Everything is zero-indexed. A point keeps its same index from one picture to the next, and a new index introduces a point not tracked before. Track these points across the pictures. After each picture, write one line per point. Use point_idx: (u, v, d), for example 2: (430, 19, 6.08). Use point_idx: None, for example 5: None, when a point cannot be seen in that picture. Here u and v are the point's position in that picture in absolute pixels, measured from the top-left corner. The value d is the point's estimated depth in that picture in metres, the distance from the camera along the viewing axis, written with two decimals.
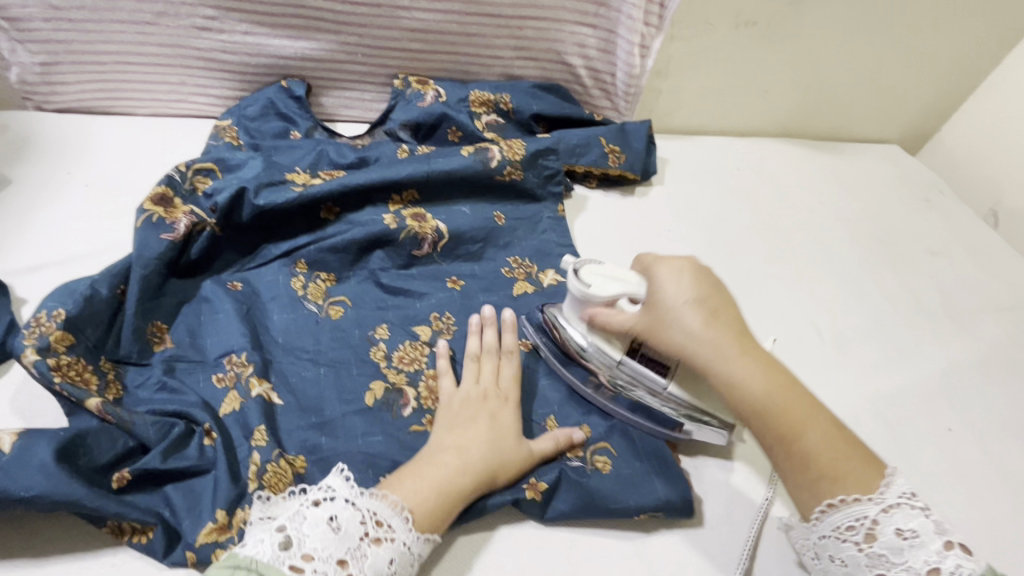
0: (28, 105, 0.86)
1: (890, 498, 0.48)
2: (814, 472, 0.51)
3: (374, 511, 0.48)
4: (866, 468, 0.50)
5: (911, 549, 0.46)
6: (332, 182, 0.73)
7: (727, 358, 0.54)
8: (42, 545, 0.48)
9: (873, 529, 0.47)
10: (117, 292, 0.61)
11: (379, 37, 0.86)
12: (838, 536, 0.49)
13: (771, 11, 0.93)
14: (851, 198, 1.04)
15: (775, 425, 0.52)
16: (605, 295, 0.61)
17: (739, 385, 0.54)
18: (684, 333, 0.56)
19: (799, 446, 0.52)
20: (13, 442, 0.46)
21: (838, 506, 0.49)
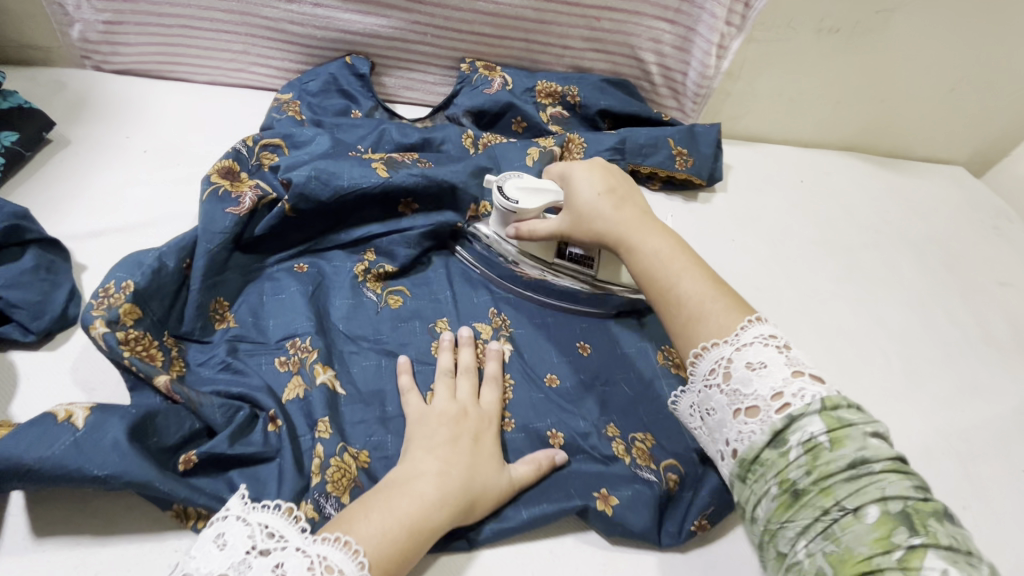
0: (87, 64, 0.84)
1: (745, 334, 0.47)
2: (685, 316, 0.51)
3: (326, 555, 0.40)
4: (730, 308, 0.49)
5: (758, 377, 0.44)
6: (415, 172, 0.69)
7: (629, 230, 0.58)
8: (104, 523, 0.46)
9: (729, 369, 0.46)
10: (182, 266, 0.58)
11: (451, 18, 0.83)
12: (706, 386, 0.47)
13: (857, 18, 0.89)
14: (916, 219, 1.01)
15: (654, 277, 0.54)
16: (532, 205, 0.65)
17: (641, 251, 0.57)
18: (601, 218, 0.60)
19: (674, 293, 0.52)
20: (86, 417, 0.44)
21: (704, 349, 0.48)
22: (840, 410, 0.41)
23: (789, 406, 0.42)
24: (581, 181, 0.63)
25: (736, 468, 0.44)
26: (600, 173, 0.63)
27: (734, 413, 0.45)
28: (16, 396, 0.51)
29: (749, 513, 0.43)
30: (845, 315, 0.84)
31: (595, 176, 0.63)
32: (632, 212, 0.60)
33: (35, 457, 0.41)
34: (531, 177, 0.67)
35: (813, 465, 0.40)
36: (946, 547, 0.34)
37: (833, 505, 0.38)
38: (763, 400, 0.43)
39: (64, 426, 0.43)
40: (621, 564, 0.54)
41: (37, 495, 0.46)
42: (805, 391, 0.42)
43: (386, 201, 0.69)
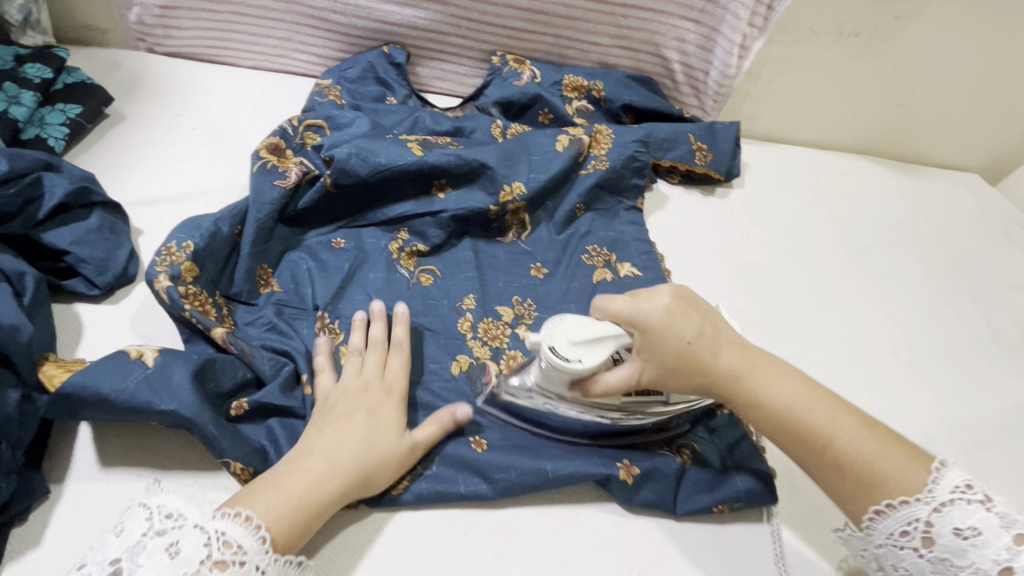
0: (141, 46, 0.89)
1: (940, 497, 0.45)
2: (852, 478, 0.47)
3: (223, 531, 0.41)
4: (910, 459, 0.47)
5: (973, 549, 0.43)
6: (450, 153, 0.73)
7: (746, 373, 0.53)
8: (163, 459, 0.50)
9: (929, 532, 0.44)
10: (234, 232, 0.63)
11: (486, 12, 0.87)
12: (897, 545, 0.46)
13: (876, 23, 0.92)
14: (929, 222, 1.03)
15: (804, 435, 0.50)
16: (594, 360, 0.53)
17: (768, 400, 0.52)
18: (706, 363, 0.53)
19: (832, 451, 0.49)
20: (156, 357, 0.49)
21: (883, 513, 0.46)
22: None
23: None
24: (668, 320, 0.53)
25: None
26: (677, 302, 0.54)
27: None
28: (80, 343, 0.56)
29: None
30: (858, 311, 0.86)
31: (679, 312, 0.54)
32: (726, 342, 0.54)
33: (110, 389, 0.46)
34: (579, 321, 0.54)
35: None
36: None
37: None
38: (989, 573, 0.42)
39: (136, 363, 0.48)
40: (632, 526, 0.57)
41: (103, 431, 0.50)
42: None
43: (421, 184, 0.73)
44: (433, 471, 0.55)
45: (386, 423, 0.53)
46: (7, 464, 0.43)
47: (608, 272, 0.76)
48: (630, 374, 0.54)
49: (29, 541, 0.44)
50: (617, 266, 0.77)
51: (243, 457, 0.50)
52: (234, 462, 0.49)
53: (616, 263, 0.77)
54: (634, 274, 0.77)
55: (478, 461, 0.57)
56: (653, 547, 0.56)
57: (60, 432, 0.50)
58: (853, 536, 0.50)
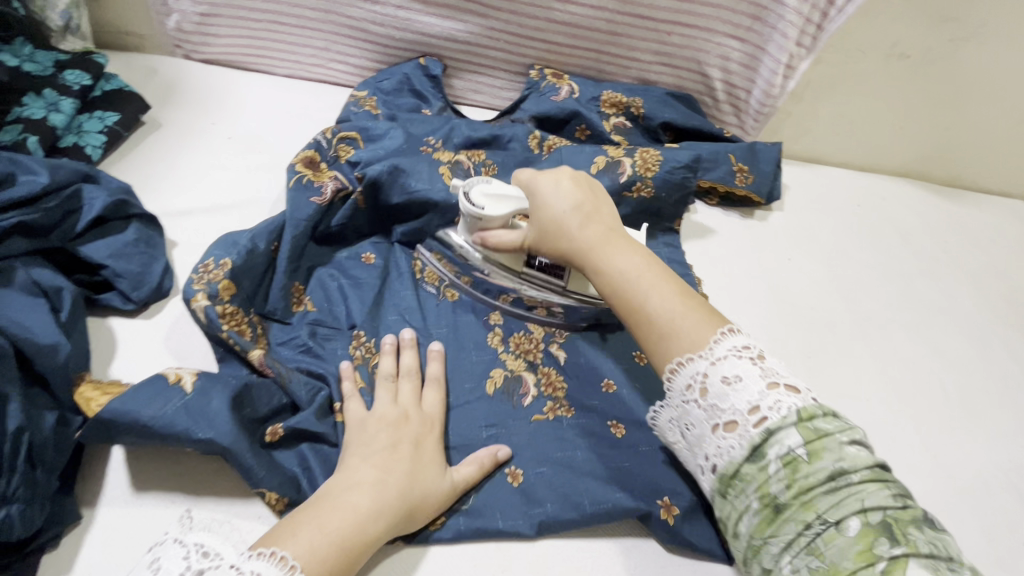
0: (178, 53, 0.89)
1: (719, 350, 0.48)
2: (656, 333, 0.51)
3: (259, 572, 0.40)
4: (708, 325, 0.50)
5: (734, 392, 0.46)
6: (482, 177, 0.72)
7: (598, 248, 0.57)
8: (196, 484, 0.49)
9: (704, 384, 0.47)
10: (271, 248, 0.62)
11: (526, 26, 0.85)
12: (683, 402, 0.49)
13: (929, 44, 0.89)
14: (976, 250, 0.99)
15: (625, 300, 0.54)
16: (496, 213, 0.62)
17: (611, 270, 0.56)
18: (568, 236, 0.58)
19: (643, 311, 0.52)
20: (194, 382, 0.48)
21: (681, 365, 0.49)
22: (817, 422, 0.44)
23: (764, 419, 0.44)
24: (552, 194, 0.60)
25: (718, 484, 0.47)
26: (571, 184, 0.61)
27: (713, 428, 0.47)
28: (116, 358, 0.55)
29: (732, 529, 0.46)
30: (902, 342, 0.83)
31: (567, 186, 0.61)
32: (597, 223, 0.59)
33: (148, 415, 0.45)
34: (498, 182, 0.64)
35: (790, 477, 0.42)
36: (926, 556, 0.38)
37: (816, 520, 0.41)
38: (741, 415, 0.45)
39: (175, 388, 0.47)
40: (676, 569, 0.54)
41: (135, 454, 0.49)
42: (782, 405, 0.44)
43: (456, 210, 0.71)
44: (470, 507, 0.53)
45: (429, 460, 0.52)
46: (41, 487, 0.42)
47: None
48: (522, 238, 0.63)
49: (62, 568, 0.43)
50: None
51: (278, 487, 0.48)
52: (269, 492, 0.47)
53: None
54: None
55: (518, 496, 0.55)
56: None
57: (93, 453, 0.49)
58: (662, 412, 0.52)
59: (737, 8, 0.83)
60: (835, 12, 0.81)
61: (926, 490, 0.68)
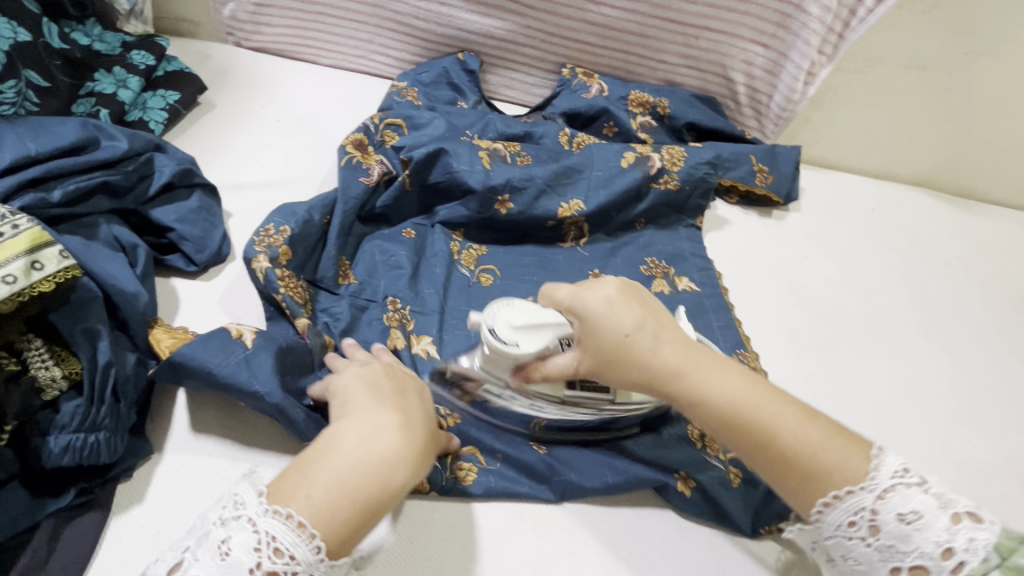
0: (230, 40, 0.94)
1: (882, 480, 0.43)
2: (799, 474, 0.45)
3: (273, 535, 0.39)
4: (846, 444, 0.45)
5: (917, 533, 0.41)
6: (512, 171, 0.76)
7: (687, 370, 0.49)
8: (252, 430, 0.52)
9: (874, 522, 0.42)
10: (324, 221, 0.66)
11: (561, 26, 0.90)
12: (845, 536, 0.44)
13: (946, 57, 0.93)
14: (986, 258, 1.02)
15: (746, 434, 0.47)
16: (533, 346, 0.54)
17: (716, 400, 0.48)
18: (642, 361, 0.50)
19: (777, 445, 0.46)
20: (254, 339, 0.51)
21: (831, 501, 0.44)
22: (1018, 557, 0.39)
23: (959, 561, 0.40)
24: (607, 310, 0.51)
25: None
26: (623, 296, 0.52)
27: (892, 569, 0.42)
28: (179, 311, 0.60)
29: None
30: (913, 341, 0.86)
31: (625, 304, 0.51)
32: (668, 335, 0.51)
33: (214, 364, 0.48)
34: (523, 305, 0.56)
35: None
36: None
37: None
38: (933, 560, 0.40)
39: (237, 343, 0.50)
40: (695, 534, 0.57)
41: (197, 401, 0.53)
42: (971, 540, 0.40)
43: (491, 199, 0.74)
44: (496, 468, 0.57)
45: None
46: (123, 419, 0.46)
47: (665, 284, 0.79)
48: (574, 366, 0.53)
49: (136, 497, 0.47)
50: (675, 279, 0.79)
51: None
52: None
53: (673, 276, 0.80)
54: (691, 288, 0.79)
55: (546, 458, 0.58)
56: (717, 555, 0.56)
57: (162, 398, 0.53)
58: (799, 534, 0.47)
59: (763, 15, 0.87)
60: (856, 21, 0.85)
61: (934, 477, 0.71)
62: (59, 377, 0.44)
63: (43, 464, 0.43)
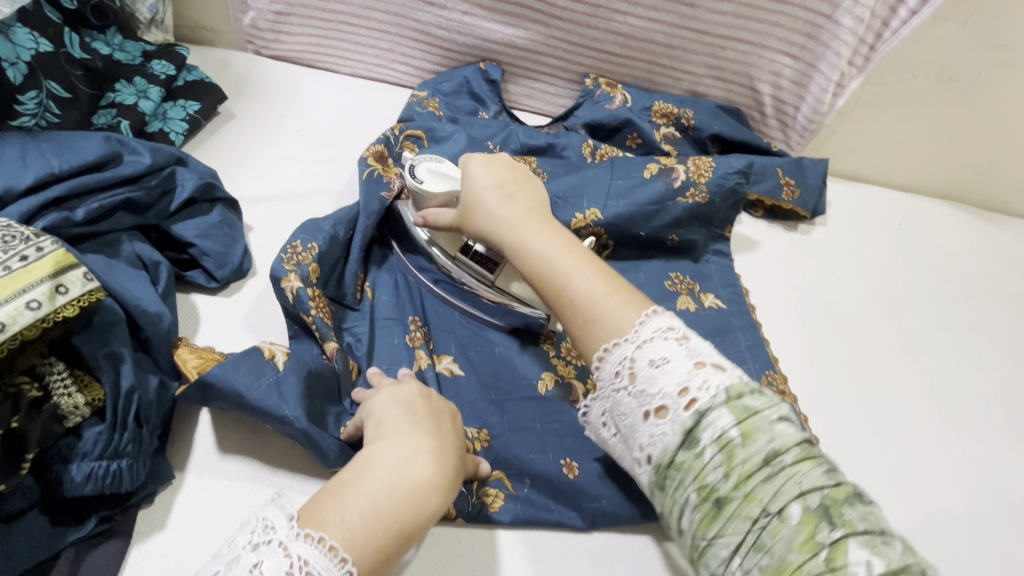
0: (249, 48, 0.93)
1: (642, 330, 0.47)
2: (580, 317, 0.51)
3: (306, 559, 0.38)
4: (625, 303, 0.50)
5: (660, 375, 0.45)
6: None
7: (517, 229, 0.57)
8: (274, 457, 0.51)
9: (632, 369, 0.46)
10: (347, 237, 0.64)
11: (585, 35, 0.88)
12: (612, 388, 0.48)
13: (980, 69, 0.90)
14: (1018, 275, 0.99)
15: (549, 281, 0.53)
16: (435, 188, 0.63)
17: (533, 250, 0.55)
18: (484, 210, 0.59)
19: (567, 294, 0.52)
20: (285, 361, 0.49)
21: (608, 350, 0.48)
22: (746, 401, 0.44)
23: (695, 401, 0.44)
24: (479, 171, 0.61)
25: (653, 474, 0.46)
26: (500, 167, 0.62)
27: (644, 414, 0.46)
28: (200, 329, 0.58)
29: (678, 526, 0.45)
30: (944, 361, 0.84)
31: (496, 170, 0.61)
32: (517, 203, 0.59)
33: (244, 386, 0.47)
34: (447, 164, 0.66)
35: (726, 463, 0.42)
36: (862, 533, 0.38)
37: (760, 513, 0.40)
38: (671, 399, 0.44)
39: (268, 364, 0.49)
40: None
41: (221, 420, 0.51)
42: (708, 383, 0.44)
43: None
44: (525, 495, 0.56)
45: None
46: (145, 445, 0.45)
47: (691, 301, 0.77)
48: (455, 214, 0.62)
49: (156, 525, 0.46)
50: (700, 296, 0.78)
51: None
52: None
53: (699, 292, 0.79)
54: (718, 305, 0.78)
55: (574, 488, 0.56)
56: None
57: (183, 420, 0.51)
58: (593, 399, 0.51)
59: (793, 25, 0.85)
60: (889, 33, 0.83)
61: (968, 506, 0.70)
62: (82, 404, 0.43)
63: (65, 492, 0.42)
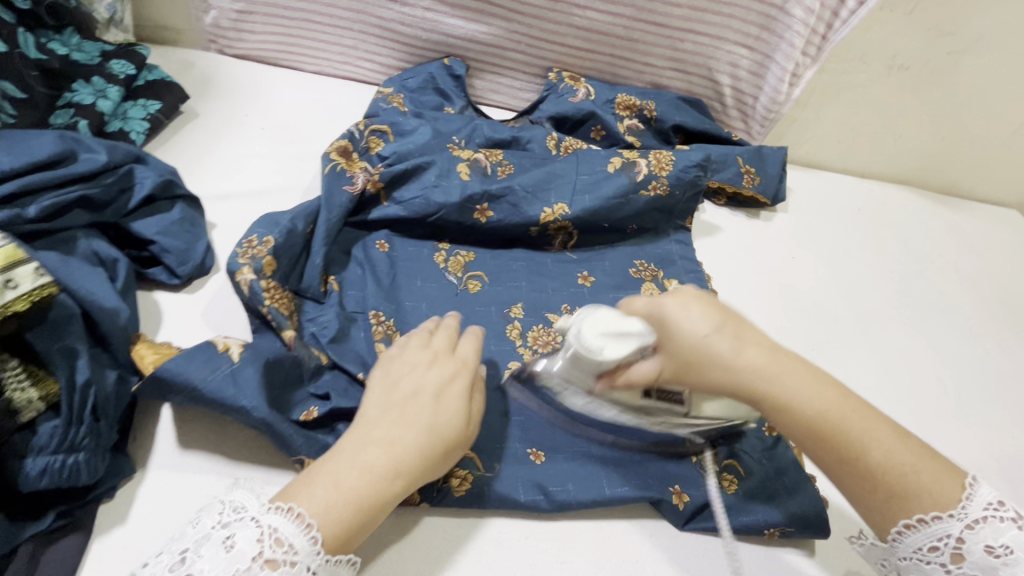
0: (212, 47, 0.92)
1: (971, 509, 0.46)
2: (885, 493, 0.47)
3: (276, 527, 0.43)
4: (939, 471, 0.47)
5: (1003, 566, 0.44)
6: (494, 183, 0.77)
7: (775, 377, 0.50)
8: (235, 448, 0.51)
9: (959, 548, 0.45)
10: (308, 230, 0.65)
11: (546, 30, 0.89)
12: (923, 559, 0.46)
13: (928, 57, 0.93)
14: (972, 255, 1.03)
15: (837, 449, 0.48)
16: (616, 355, 0.50)
17: (806, 410, 0.49)
18: (722, 366, 0.50)
19: (863, 464, 0.48)
20: (241, 353, 0.49)
21: (918, 526, 0.46)
22: None
23: None
24: (681, 314, 0.50)
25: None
26: (701, 303, 0.51)
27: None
28: (162, 326, 0.59)
29: None
30: (901, 339, 0.87)
31: (699, 305, 0.51)
32: (755, 342, 0.51)
33: (199, 378, 0.46)
34: (608, 312, 0.52)
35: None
36: None
37: None
38: None
39: (223, 356, 0.48)
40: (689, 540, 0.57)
41: (183, 414, 0.52)
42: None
43: (470, 210, 0.75)
44: (493, 476, 0.56)
45: None
46: (103, 437, 0.45)
47: (655, 287, 0.79)
48: (658, 369, 0.51)
49: (119, 517, 0.46)
50: (664, 282, 0.80)
51: (315, 454, 0.51)
52: (307, 459, 0.50)
53: (663, 279, 0.81)
54: None
55: (535, 476, 0.57)
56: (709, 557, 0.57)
57: (145, 415, 0.52)
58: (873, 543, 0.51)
59: (747, 17, 0.87)
60: (839, 23, 0.86)
61: None
62: (36, 399, 0.44)
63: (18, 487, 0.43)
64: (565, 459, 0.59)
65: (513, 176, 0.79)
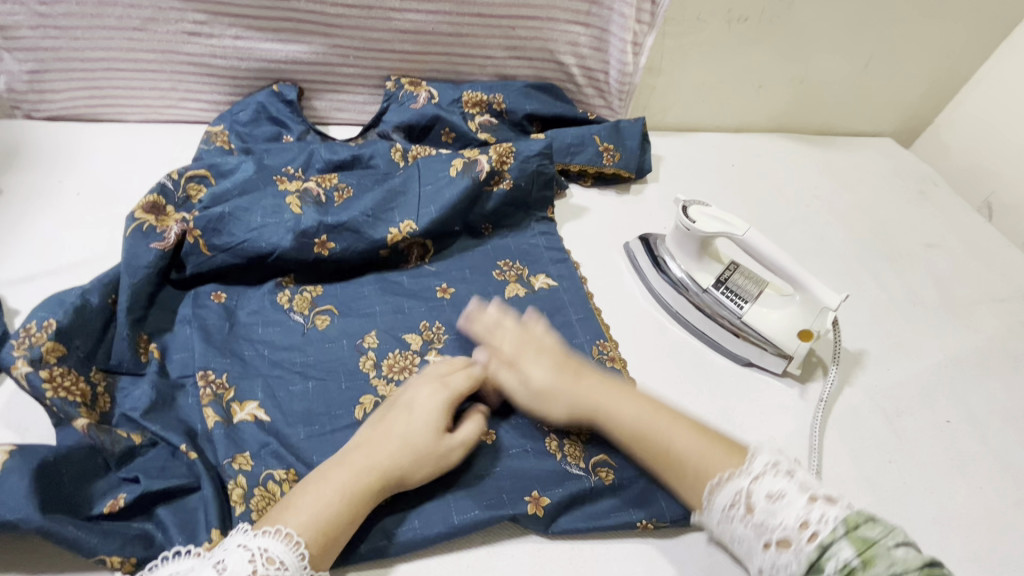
0: (17, 114, 0.85)
1: (755, 467, 0.51)
2: (691, 472, 0.54)
3: (266, 547, 0.44)
4: (727, 454, 0.53)
5: (780, 509, 0.48)
6: (334, 215, 0.72)
7: (592, 398, 0.59)
8: (36, 561, 0.47)
9: (749, 501, 0.50)
10: (108, 301, 0.61)
11: (371, 39, 0.85)
12: (727, 517, 0.51)
13: (762, 6, 0.93)
14: (846, 192, 1.04)
15: (646, 448, 0.56)
16: (709, 229, 0.72)
17: (618, 416, 0.58)
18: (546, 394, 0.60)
19: (670, 449, 0.55)
20: (5, 461, 0.46)
21: (717, 486, 0.52)
22: (862, 528, 0.46)
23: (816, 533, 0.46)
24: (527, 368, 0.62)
25: None
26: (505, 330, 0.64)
27: (764, 545, 0.48)
28: None
29: None
30: None
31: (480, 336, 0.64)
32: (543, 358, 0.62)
33: None
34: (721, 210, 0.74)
35: None
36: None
37: None
38: (794, 531, 0.47)
39: None
40: (553, 552, 0.55)
41: None
42: (827, 516, 0.46)
43: (310, 244, 0.70)
44: None
45: None
46: None
47: (520, 287, 0.76)
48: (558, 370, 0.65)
49: None
50: (530, 280, 0.77)
51: (121, 549, 0.46)
52: (110, 556, 0.46)
53: (528, 277, 0.77)
54: (549, 284, 0.76)
55: (383, 518, 0.53)
56: (576, 568, 0.54)
57: None
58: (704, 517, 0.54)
59: None
60: None
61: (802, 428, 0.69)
62: None
63: None
64: (418, 490, 0.55)
65: (353, 199, 0.74)
